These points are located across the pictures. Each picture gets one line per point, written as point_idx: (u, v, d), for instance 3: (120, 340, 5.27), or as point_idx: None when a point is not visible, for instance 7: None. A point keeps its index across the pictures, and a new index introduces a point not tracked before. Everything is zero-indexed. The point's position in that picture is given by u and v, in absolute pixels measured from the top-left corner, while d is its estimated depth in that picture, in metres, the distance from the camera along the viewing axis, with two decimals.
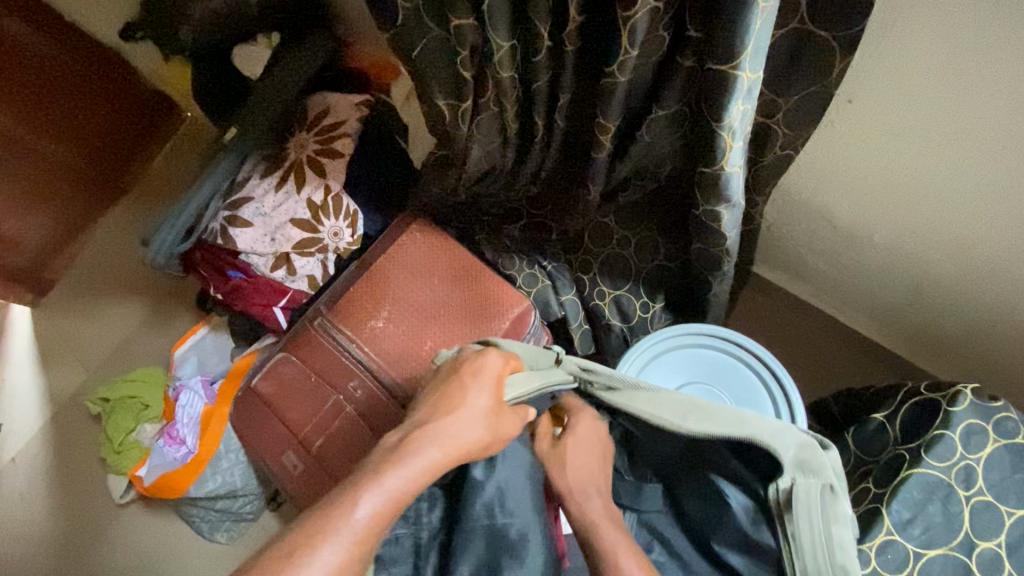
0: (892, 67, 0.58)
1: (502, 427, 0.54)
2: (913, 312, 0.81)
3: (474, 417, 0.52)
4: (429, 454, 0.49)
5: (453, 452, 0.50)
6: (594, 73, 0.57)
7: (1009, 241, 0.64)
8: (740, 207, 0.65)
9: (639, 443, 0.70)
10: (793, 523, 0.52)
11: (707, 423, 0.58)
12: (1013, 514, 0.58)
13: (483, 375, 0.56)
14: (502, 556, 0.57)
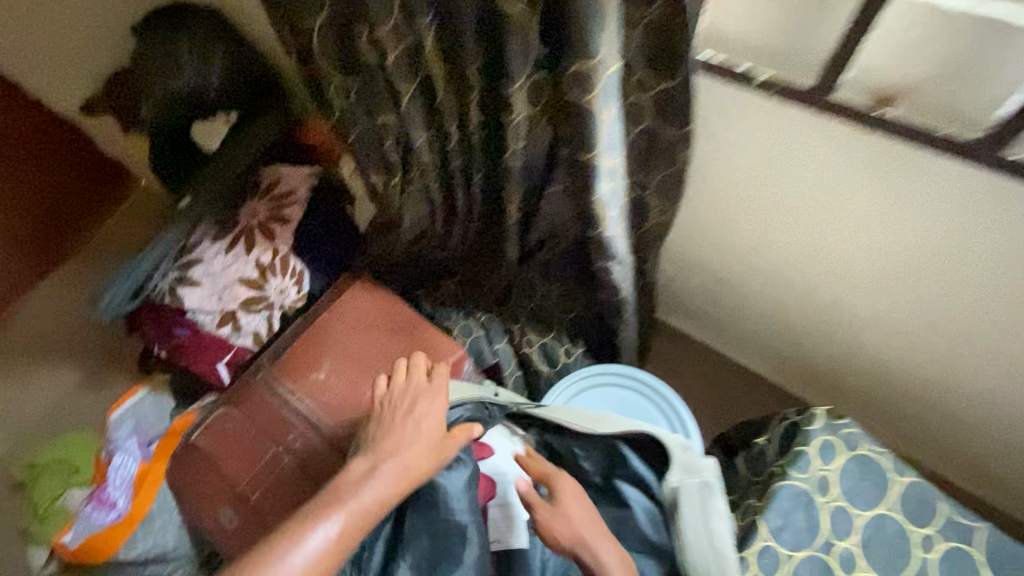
0: (728, 160, 0.69)
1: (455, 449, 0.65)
2: (790, 351, 0.94)
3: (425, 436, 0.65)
4: (389, 477, 0.61)
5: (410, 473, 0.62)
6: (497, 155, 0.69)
7: (842, 294, 0.79)
8: (628, 262, 0.78)
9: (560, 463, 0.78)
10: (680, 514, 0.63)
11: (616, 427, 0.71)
12: (862, 515, 0.68)
13: (421, 409, 0.68)
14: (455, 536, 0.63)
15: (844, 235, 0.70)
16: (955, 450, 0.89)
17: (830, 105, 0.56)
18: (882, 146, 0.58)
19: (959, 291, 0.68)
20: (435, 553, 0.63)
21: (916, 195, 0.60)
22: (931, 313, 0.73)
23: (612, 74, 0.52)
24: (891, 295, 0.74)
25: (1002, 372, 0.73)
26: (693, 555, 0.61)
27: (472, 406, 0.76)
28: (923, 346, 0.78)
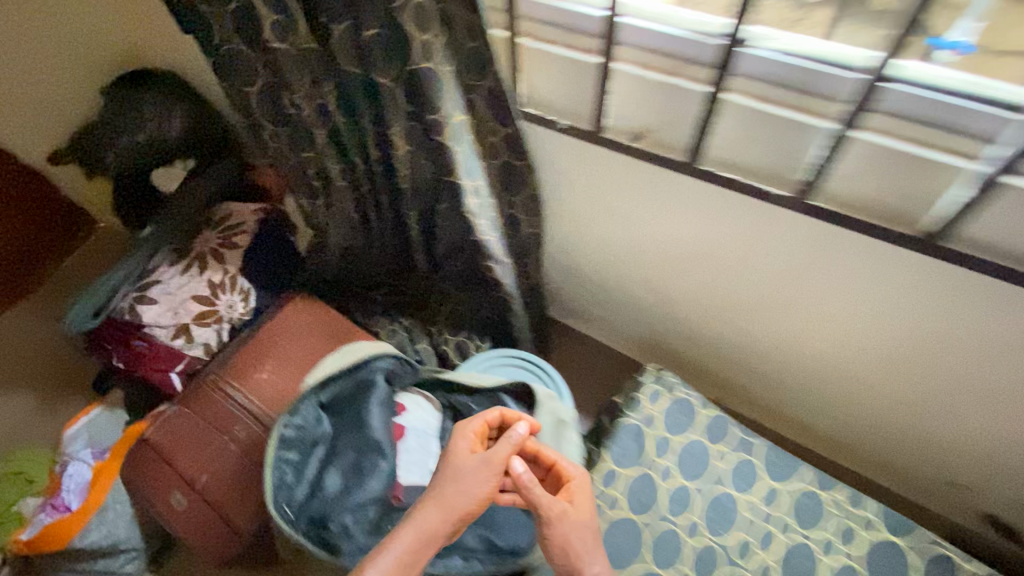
0: (567, 183, 0.94)
1: (489, 483, 0.70)
2: (649, 337, 1.19)
3: (473, 474, 0.70)
4: (428, 514, 0.66)
5: (447, 513, 0.66)
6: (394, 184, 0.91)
7: (670, 287, 1.03)
8: (506, 263, 1.02)
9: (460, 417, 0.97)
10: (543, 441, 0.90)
11: (497, 380, 0.93)
12: (677, 439, 0.89)
13: (457, 450, 0.72)
14: (369, 461, 0.75)
15: (654, 239, 0.95)
16: (775, 405, 1.13)
17: (602, 139, 0.79)
18: (653, 171, 0.83)
19: (736, 276, 0.93)
20: (357, 460, 0.75)
21: (684, 204, 0.86)
22: (725, 294, 0.98)
23: (456, 120, 0.77)
24: (698, 284, 0.99)
25: (780, 335, 0.98)
26: None
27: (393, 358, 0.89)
28: (730, 321, 1.03)
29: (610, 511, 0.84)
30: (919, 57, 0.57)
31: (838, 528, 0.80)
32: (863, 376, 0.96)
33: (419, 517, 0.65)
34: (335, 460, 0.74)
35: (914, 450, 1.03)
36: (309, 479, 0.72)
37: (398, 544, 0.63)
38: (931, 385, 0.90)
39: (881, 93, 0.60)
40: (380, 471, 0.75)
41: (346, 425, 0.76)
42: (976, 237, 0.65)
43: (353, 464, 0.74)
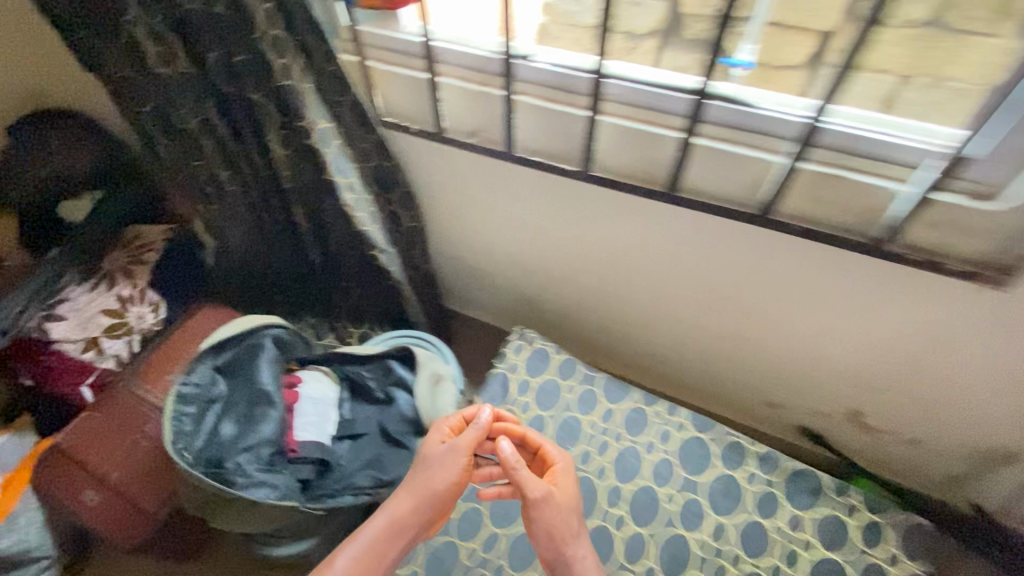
0: (434, 181, 1.14)
1: (457, 467, 0.86)
2: (527, 317, 1.37)
3: (441, 462, 0.86)
4: (404, 498, 0.83)
5: (419, 495, 0.83)
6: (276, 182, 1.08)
7: (533, 269, 1.22)
8: (391, 252, 1.16)
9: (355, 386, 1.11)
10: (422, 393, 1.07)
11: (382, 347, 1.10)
12: (535, 379, 1.09)
13: (429, 443, 0.88)
14: (259, 409, 0.97)
15: (508, 230, 1.14)
16: (636, 371, 1.32)
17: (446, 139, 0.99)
18: (493, 169, 1.03)
19: (574, 261, 1.11)
20: (248, 410, 0.97)
21: (521, 196, 1.05)
22: (572, 278, 1.16)
23: (326, 127, 0.95)
24: (551, 271, 1.16)
25: (622, 310, 1.17)
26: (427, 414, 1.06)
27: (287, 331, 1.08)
28: (583, 301, 1.20)
29: None
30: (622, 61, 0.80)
31: (659, 432, 1.00)
32: (688, 335, 1.15)
33: (396, 500, 0.82)
34: (231, 411, 0.97)
35: (744, 397, 1.23)
36: (210, 425, 0.94)
37: (379, 521, 0.81)
38: (730, 329, 1.10)
39: (606, 85, 0.82)
40: (269, 416, 0.97)
41: (241, 383, 0.99)
42: (698, 186, 0.85)
43: (246, 413, 0.97)
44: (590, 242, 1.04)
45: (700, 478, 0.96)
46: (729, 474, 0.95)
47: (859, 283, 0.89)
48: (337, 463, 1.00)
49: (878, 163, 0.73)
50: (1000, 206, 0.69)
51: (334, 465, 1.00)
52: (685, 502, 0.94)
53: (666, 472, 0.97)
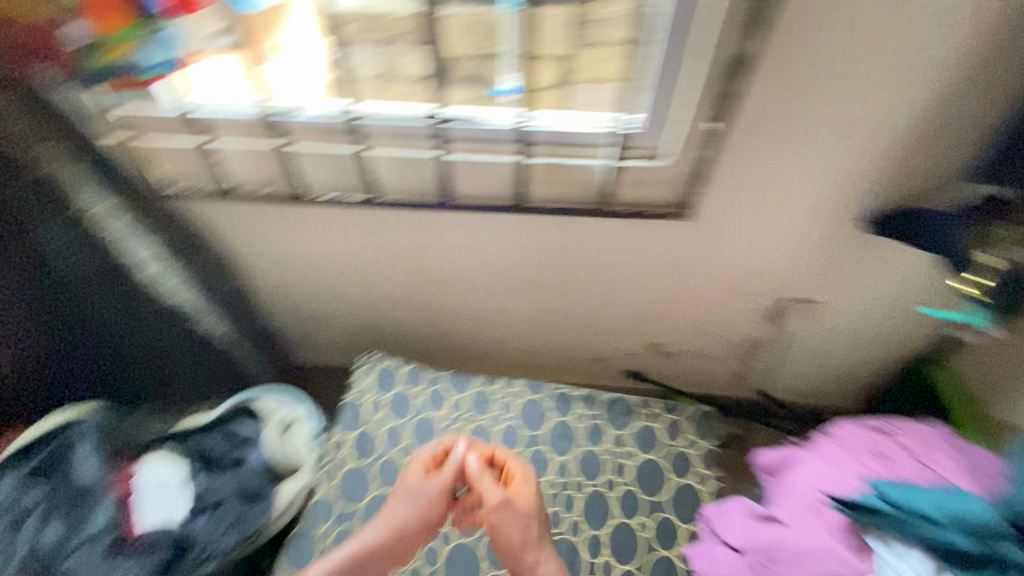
0: (241, 237, 1.17)
1: (430, 501, 0.93)
2: (374, 346, 1.44)
3: (416, 494, 0.94)
4: (373, 531, 0.90)
5: (389, 529, 0.90)
6: (58, 283, 0.99)
7: (364, 298, 1.30)
8: (213, 315, 1.15)
9: (206, 455, 1.11)
10: (273, 440, 1.15)
11: (222, 409, 1.13)
12: (386, 394, 1.18)
13: (405, 479, 0.96)
14: (84, 506, 0.97)
15: (329, 268, 1.23)
16: (482, 365, 1.47)
17: (238, 194, 1.06)
18: (295, 214, 1.11)
19: (395, 279, 1.23)
20: (70, 510, 0.96)
21: (329, 232, 1.14)
22: (400, 296, 1.28)
23: (101, 208, 0.96)
24: (379, 291, 1.27)
25: (450, 312, 1.31)
26: (280, 459, 1.14)
27: (98, 419, 1.06)
28: (417, 314, 1.33)
29: (341, 472, 1.10)
30: (377, 100, 0.97)
31: (499, 406, 1.15)
32: (510, 320, 1.33)
33: (367, 534, 0.90)
34: (53, 517, 0.94)
35: (573, 360, 1.44)
36: (32, 536, 0.92)
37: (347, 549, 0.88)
38: (543, 309, 1.29)
39: (363, 126, 0.95)
40: (98, 509, 0.97)
41: (59, 486, 0.98)
42: (469, 193, 1.04)
43: (70, 514, 0.95)
44: (402, 258, 1.18)
45: (539, 431, 1.12)
46: (560, 421, 1.13)
47: (609, 243, 1.10)
48: (193, 538, 0.99)
49: (583, 147, 0.95)
50: (661, 163, 0.95)
51: (189, 540, 0.99)
52: (531, 453, 1.10)
53: (512, 436, 1.12)
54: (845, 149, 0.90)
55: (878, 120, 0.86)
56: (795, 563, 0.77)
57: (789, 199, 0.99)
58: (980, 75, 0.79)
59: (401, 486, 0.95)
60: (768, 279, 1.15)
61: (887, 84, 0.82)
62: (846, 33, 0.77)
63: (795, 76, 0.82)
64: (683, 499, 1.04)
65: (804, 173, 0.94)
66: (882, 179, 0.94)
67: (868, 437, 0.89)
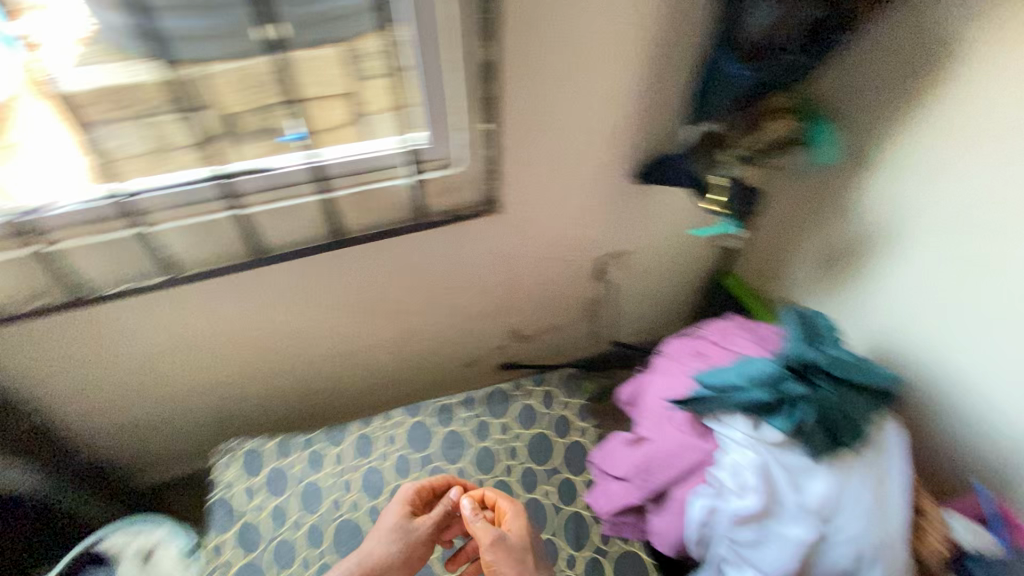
0: (21, 364, 1.00)
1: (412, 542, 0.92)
2: (232, 424, 1.34)
3: (398, 530, 0.92)
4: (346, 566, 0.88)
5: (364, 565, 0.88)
6: None
7: (202, 380, 1.20)
8: (14, 462, 1.02)
9: None
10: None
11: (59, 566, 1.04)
12: (258, 476, 1.10)
13: (389, 516, 0.95)
14: None
15: (148, 362, 1.11)
16: (358, 404, 1.46)
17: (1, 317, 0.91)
18: (86, 319, 0.99)
19: (230, 350, 1.16)
20: None
21: (135, 325, 1.04)
22: (242, 365, 1.21)
23: None
24: (217, 368, 1.19)
25: (303, 364, 1.27)
26: None
27: None
28: (268, 377, 1.26)
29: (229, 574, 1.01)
30: (141, 175, 0.91)
31: (383, 439, 1.14)
32: (369, 352, 1.33)
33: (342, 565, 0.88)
34: None
35: (443, 367, 1.49)
36: None
37: None
38: (397, 331, 1.31)
39: (138, 202, 0.88)
40: None
41: None
42: (283, 244, 1.01)
43: None
44: (230, 326, 1.11)
45: (430, 449, 1.13)
46: (446, 430, 1.16)
47: (438, 251, 1.16)
48: None
49: (379, 171, 0.98)
50: (455, 170, 1.01)
51: None
52: (428, 472, 1.11)
53: (404, 464, 1.11)
54: (601, 123, 1.05)
55: (618, 93, 1.01)
56: (664, 466, 0.93)
57: (574, 176, 1.13)
58: (676, 50, 0.99)
59: (384, 520, 0.95)
60: (584, 244, 1.32)
61: (610, 64, 0.96)
62: (566, 28, 0.88)
63: (538, 73, 0.92)
64: (572, 456, 1.13)
65: (580, 150, 1.08)
66: (639, 140, 1.11)
67: (689, 345, 1.07)
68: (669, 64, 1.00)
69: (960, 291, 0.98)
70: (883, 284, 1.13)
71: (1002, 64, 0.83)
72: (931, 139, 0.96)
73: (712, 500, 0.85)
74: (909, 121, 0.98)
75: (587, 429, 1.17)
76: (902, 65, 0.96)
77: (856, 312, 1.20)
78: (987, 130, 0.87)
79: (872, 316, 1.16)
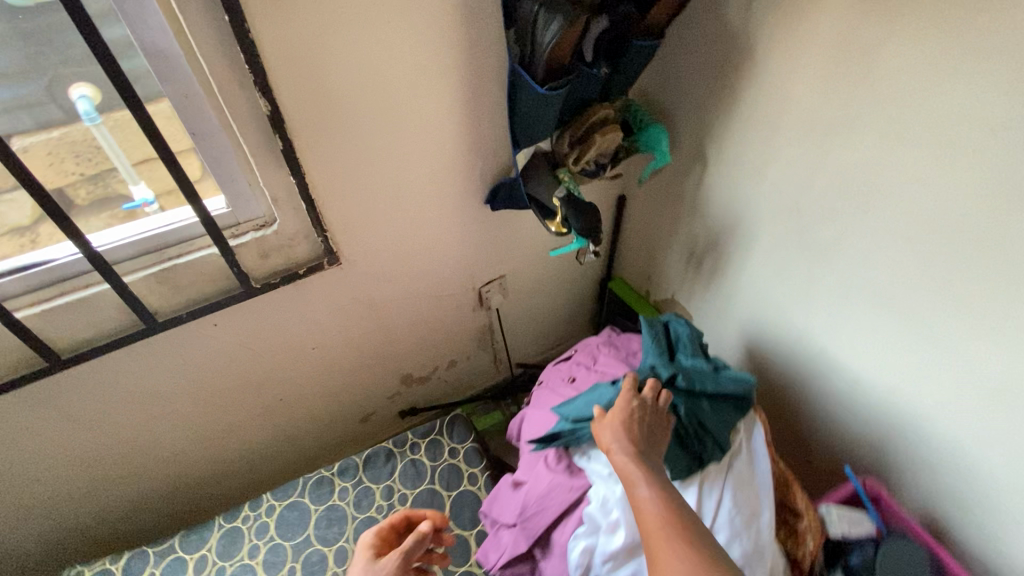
0: None
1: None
2: (83, 545, 1.16)
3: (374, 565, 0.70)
4: None
5: None
6: None
7: (26, 508, 1.02)
8: None
9: None
10: None
11: None
12: None
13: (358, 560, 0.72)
14: None
15: None
16: (237, 487, 1.32)
17: None
18: None
19: (54, 469, 1.00)
20: None
21: None
22: (74, 481, 1.05)
23: None
24: (41, 492, 1.02)
25: (156, 462, 1.13)
26: None
27: None
28: (114, 486, 1.10)
29: None
30: None
31: (253, 531, 1.03)
32: (236, 431, 1.20)
33: None
34: None
35: (331, 428, 1.39)
36: None
37: None
38: (263, 403, 1.20)
39: None
40: None
41: None
42: (77, 340, 0.87)
43: None
44: (43, 442, 0.96)
45: (307, 531, 1.03)
46: (325, 507, 1.06)
47: (287, 312, 1.07)
48: None
49: (182, 243, 0.89)
50: (274, 230, 0.93)
51: None
52: (303, 561, 0.99)
53: (277, 556, 1.00)
54: (429, 155, 1.00)
55: (442, 124, 0.96)
56: (541, 508, 0.87)
57: (416, 212, 1.07)
58: (489, 74, 0.95)
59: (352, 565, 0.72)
60: (455, 276, 1.26)
61: (421, 97, 0.91)
62: (359, 66, 0.82)
63: (339, 117, 0.85)
64: (463, 509, 1.06)
65: (413, 186, 1.02)
66: (478, 166, 1.07)
67: (561, 369, 1.04)
68: (487, 87, 0.96)
69: (803, 275, 0.99)
70: (740, 275, 1.14)
71: (792, 56, 0.84)
72: (751, 132, 0.97)
73: (589, 538, 0.79)
74: (728, 114, 0.99)
75: (478, 475, 1.10)
76: (708, 61, 0.97)
77: (725, 303, 1.21)
78: (791, 120, 0.89)
79: (740, 306, 1.17)
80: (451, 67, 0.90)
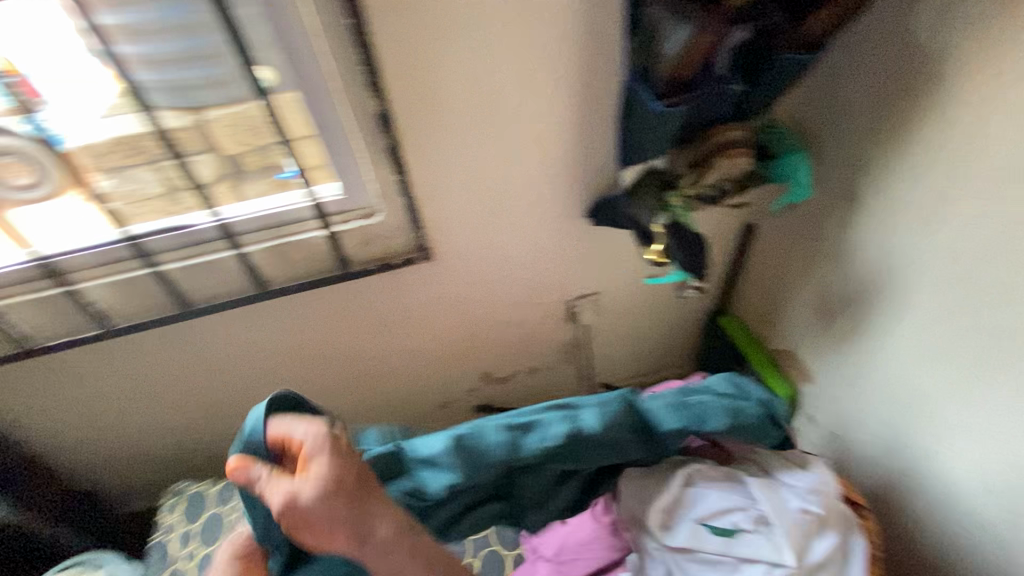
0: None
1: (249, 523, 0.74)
2: (202, 462, 1.37)
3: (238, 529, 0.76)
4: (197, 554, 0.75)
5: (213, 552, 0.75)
6: None
7: (163, 423, 1.23)
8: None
9: None
10: None
11: None
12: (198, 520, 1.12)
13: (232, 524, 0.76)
14: None
15: (109, 405, 1.15)
16: None
17: None
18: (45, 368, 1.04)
19: (185, 396, 1.19)
20: None
21: (89, 373, 1.08)
22: (199, 410, 1.23)
23: None
24: (175, 413, 1.22)
25: None
26: None
27: None
28: (228, 421, 1.28)
29: None
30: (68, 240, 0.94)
31: None
32: (328, 396, 1.32)
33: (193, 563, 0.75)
34: None
35: (411, 410, 1.45)
36: None
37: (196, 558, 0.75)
38: (354, 376, 1.29)
39: (63, 263, 0.92)
40: None
41: None
42: (209, 296, 1.01)
43: None
44: (179, 373, 1.13)
45: None
46: None
47: (381, 298, 1.13)
48: None
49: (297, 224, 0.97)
50: (377, 221, 0.98)
51: None
52: None
53: None
54: (534, 165, 0.97)
55: (550, 133, 0.92)
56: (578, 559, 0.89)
57: (513, 220, 1.05)
58: (609, 84, 0.88)
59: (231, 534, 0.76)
60: (547, 287, 1.22)
61: (532, 105, 0.88)
62: (472, 71, 0.81)
63: (447, 120, 0.86)
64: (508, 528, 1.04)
65: (514, 194, 1.00)
66: (584, 179, 1.01)
67: None
68: (606, 97, 0.90)
69: (971, 357, 0.79)
70: (882, 343, 0.94)
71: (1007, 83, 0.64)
72: (928, 174, 0.77)
73: None
74: (899, 150, 0.80)
75: None
76: (883, 82, 0.79)
77: (857, 371, 1.01)
78: (986, 163, 0.70)
79: (878, 378, 0.97)
80: (567, 74, 0.85)
